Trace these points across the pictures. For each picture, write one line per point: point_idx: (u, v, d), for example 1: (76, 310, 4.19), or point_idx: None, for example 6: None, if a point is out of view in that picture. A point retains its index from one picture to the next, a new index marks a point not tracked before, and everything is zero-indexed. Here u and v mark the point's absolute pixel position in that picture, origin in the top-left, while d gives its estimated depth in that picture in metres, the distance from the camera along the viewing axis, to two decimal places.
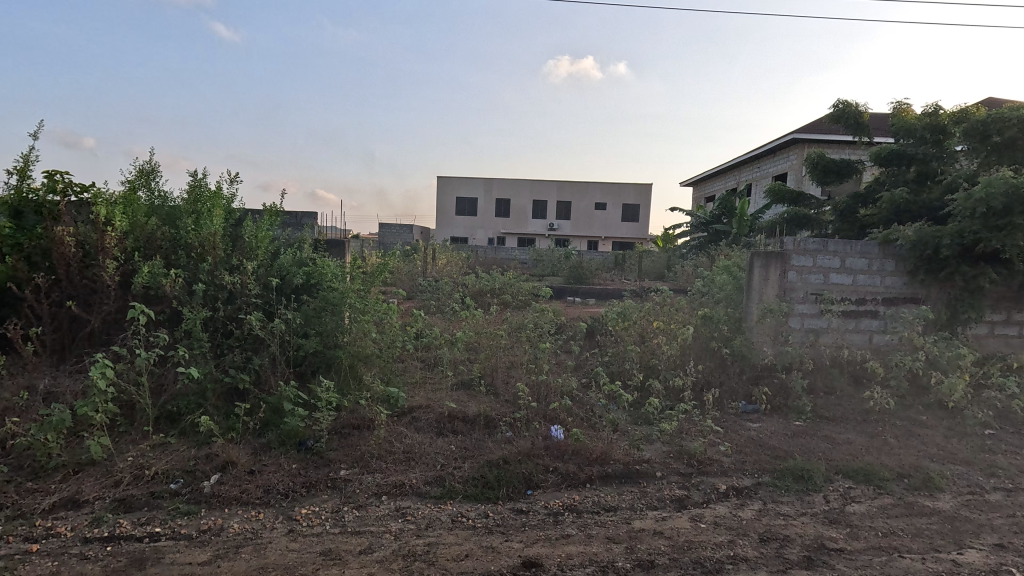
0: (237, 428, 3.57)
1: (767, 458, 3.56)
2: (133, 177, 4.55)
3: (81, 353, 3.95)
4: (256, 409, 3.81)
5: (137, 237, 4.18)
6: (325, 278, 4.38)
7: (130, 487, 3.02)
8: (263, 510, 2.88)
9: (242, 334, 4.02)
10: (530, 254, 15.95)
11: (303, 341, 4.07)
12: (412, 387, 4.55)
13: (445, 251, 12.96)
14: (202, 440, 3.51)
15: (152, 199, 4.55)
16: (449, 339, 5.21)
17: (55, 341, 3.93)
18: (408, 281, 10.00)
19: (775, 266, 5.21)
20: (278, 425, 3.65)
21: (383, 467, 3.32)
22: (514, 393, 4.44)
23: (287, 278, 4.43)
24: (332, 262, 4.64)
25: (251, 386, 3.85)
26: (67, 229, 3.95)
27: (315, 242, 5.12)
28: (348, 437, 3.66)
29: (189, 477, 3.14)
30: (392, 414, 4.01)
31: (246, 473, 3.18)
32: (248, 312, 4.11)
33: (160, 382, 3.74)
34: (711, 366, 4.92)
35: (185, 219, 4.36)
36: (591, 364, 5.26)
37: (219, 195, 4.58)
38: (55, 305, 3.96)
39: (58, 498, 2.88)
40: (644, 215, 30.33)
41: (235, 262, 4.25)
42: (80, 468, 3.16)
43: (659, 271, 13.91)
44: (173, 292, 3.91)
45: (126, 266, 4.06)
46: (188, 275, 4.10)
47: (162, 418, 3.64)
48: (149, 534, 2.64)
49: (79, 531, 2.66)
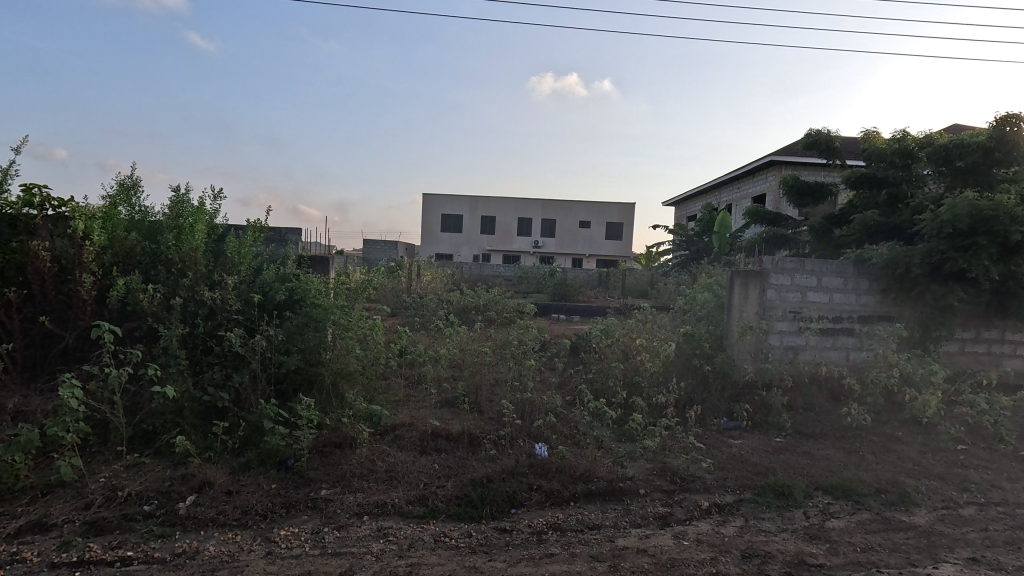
0: (215, 447, 3.51)
1: (748, 474, 3.59)
2: (114, 193, 4.48)
3: (53, 371, 3.85)
4: (235, 428, 3.74)
5: (116, 252, 4.12)
6: (309, 294, 4.42)
7: (102, 509, 2.93)
8: (241, 532, 2.81)
9: (222, 351, 3.96)
10: (515, 271, 16.06)
11: (285, 357, 4.02)
12: (396, 404, 4.50)
13: (430, 267, 12.98)
14: (179, 460, 3.43)
15: (133, 214, 4.48)
16: (433, 356, 5.18)
17: (27, 357, 3.83)
18: (392, 297, 9.98)
19: (755, 285, 5.32)
20: (258, 444, 3.59)
21: (366, 486, 3.28)
22: (499, 410, 4.42)
23: (269, 294, 4.38)
24: (316, 278, 4.63)
25: (231, 405, 3.79)
26: (43, 243, 3.89)
27: (300, 258, 5.10)
28: (330, 456, 3.60)
29: (164, 498, 3.06)
30: (375, 432, 3.96)
31: (224, 494, 3.11)
32: (229, 329, 4.07)
33: (135, 401, 3.65)
34: (693, 383, 4.96)
35: (166, 234, 4.32)
36: (575, 381, 5.27)
37: (203, 211, 4.55)
38: (28, 322, 3.87)
39: (24, 522, 2.78)
40: (627, 234, 30.76)
41: (216, 278, 4.22)
42: (48, 490, 3.06)
43: (642, 288, 14.07)
44: (151, 308, 3.85)
45: (103, 281, 3.99)
46: (167, 290, 4.04)
47: (136, 438, 3.55)
48: (120, 558, 2.56)
49: (46, 556, 2.56)
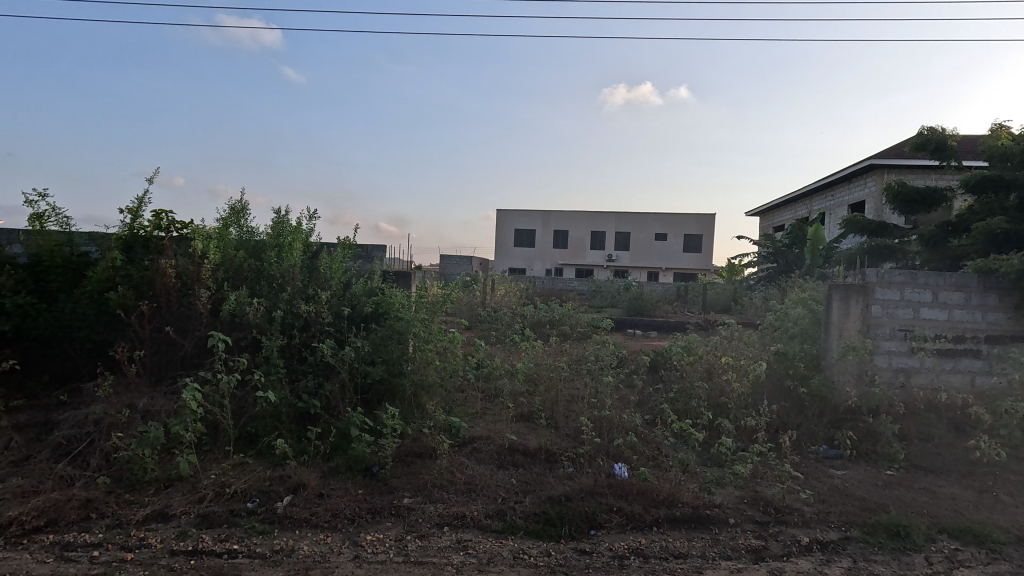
0: (309, 451, 3.74)
1: (855, 510, 3.24)
2: (226, 215, 4.98)
3: (174, 375, 4.30)
4: (326, 433, 3.97)
5: (227, 269, 4.57)
6: (393, 308, 4.63)
7: (213, 503, 3.21)
8: (331, 534, 2.96)
9: (315, 361, 4.25)
10: (589, 285, 15.86)
11: (370, 368, 4.23)
12: (473, 417, 4.57)
13: (504, 282, 13.17)
14: (277, 462, 3.69)
15: (241, 234, 4.95)
16: (509, 370, 5.21)
17: (154, 363, 4.31)
18: (468, 311, 10.20)
19: (857, 300, 4.86)
20: (346, 450, 3.78)
21: (446, 497, 3.33)
22: (576, 428, 4.34)
23: (357, 308, 4.67)
24: (400, 292, 4.87)
25: (323, 412, 4.05)
26: (169, 261, 4.40)
27: (384, 273, 5.37)
28: (412, 466, 3.71)
29: (264, 497, 3.30)
30: (454, 444, 4.03)
31: (316, 497, 3.30)
32: (321, 340, 4.36)
33: (241, 405, 3.98)
34: (787, 406, 4.59)
35: (268, 252, 4.74)
36: (655, 399, 5.06)
37: (300, 230, 4.95)
38: (155, 331, 4.37)
39: (150, 511, 3.12)
40: (707, 246, 29.45)
41: (311, 292, 4.55)
42: (169, 483, 3.41)
43: (725, 303, 13.34)
44: (256, 319, 4.22)
45: (216, 295, 4.43)
46: (269, 303, 4.41)
47: (241, 439, 3.87)
48: (228, 551, 2.78)
49: (167, 543, 2.85)
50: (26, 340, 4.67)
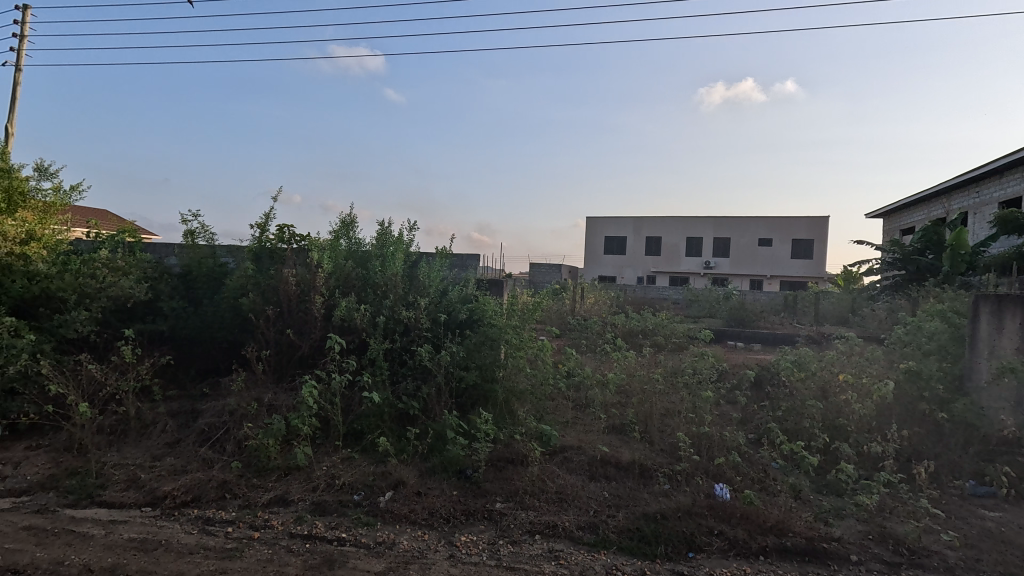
0: (408, 450, 3.95)
1: (1015, 560, 2.76)
2: (338, 228, 5.45)
3: (293, 374, 4.76)
4: (424, 434, 4.17)
5: (338, 277, 4.99)
6: (486, 315, 4.77)
7: (324, 493, 3.49)
8: (428, 531, 3.09)
9: (414, 364, 4.49)
10: (684, 294, 15.16)
11: (464, 373, 4.41)
12: (564, 426, 4.55)
13: (594, 290, 13.01)
14: (380, 458, 3.93)
15: (350, 245, 5.39)
16: (600, 380, 5.12)
17: (277, 362, 4.81)
18: (558, 319, 10.21)
19: (1013, 313, 4.18)
20: (441, 452, 3.94)
21: (537, 505, 3.34)
22: (672, 443, 4.16)
23: (453, 314, 4.87)
24: (493, 300, 5.00)
25: (420, 413, 4.25)
26: (291, 270, 4.90)
27: (478, 281, 5.55)
28: (504, 471, 3.77)
29: (369, 490, 3.53)
30: (545, 452, 4.04)
31: (414, 494, 3.47)
32: (420, 344, 4.60)
33: (349, 403, 4.31)
34: (921, 433, 4.05)
35: (374, 262, 5.10)
36: (760, 417, 4.70)
37: (401, 241, 5.28)
38: (278, 332, 4.87)
39: (273, 495, 3.47)
40: (819, 252, 26.91)
41: (411, 299, 4.82)
42: (289, 471, 3.77)
43: (842, 315, 12.07)
44: (362, 324, 4.56)
45: (329, 301, 4.85)
46: (374, 309, 4.74)
47: (349, 435, 4.18)
48: (337, 538, 3.01)
49: (286, 526, 3.15)
50: (179, 339, 5.44)
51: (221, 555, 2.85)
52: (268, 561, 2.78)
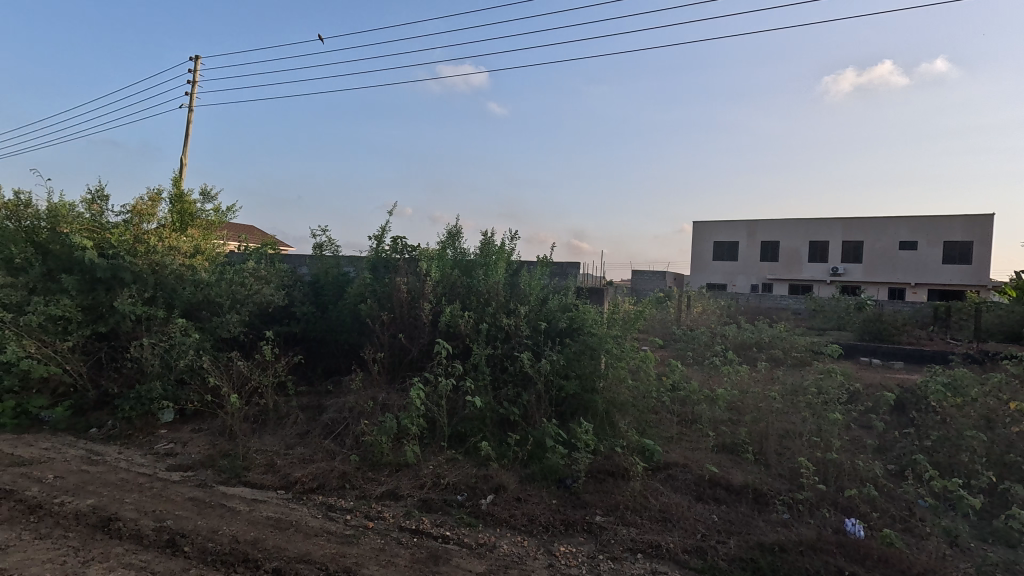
0: (508, 455, 4.02)
1: None
2: (445, 239, 5.75)
3: (404, 376, 5.09)
4: (524, 440, 4.22)
5: (444, 285, 5.26)
6: (586, 324, 4.73)
7: (431, 491, 3.68)
8: (527, 538, 3.12)
9: (515, 371, 4.58)
10: (807, 303, 13.77)
11: (564, 382, 4.42)
12: (669, 441, 4.35)
13: (702, 298, 12.31)
14: (482, 462, 4.05)
15: (456, 255, 5.66)
16: (709, 395, 4.83)
17: (390, 364, 5.18)
18: (662, 328, 9.80)
19: None
20: (541, 459, 3.97)
21: (639, 522, 3.22)
22: (792, 468, 3.79)
23: (553, 322, 4.90)
24: (593, 308, 4.95)
25: (521, 419, 4.32)
26: (403, 279, 5.26)
27: (578, 289, 5.52)
28: (604, 483, 3.69)
29: (471, 492, 3.65)
30: (648, 467, 3.88)
31: (514, 500, 3.52)
32: (520, 351, 4.68)
33: (453, 406, 4.50)
34: None
35: (478, 270, 5.31)
36: (902, 446, 4.11)
37: (503, 250, 5.43)
38: (391, 337, 5.25)
39: (385, 489, 3.73)
40: (980, 255, 22.98)
41: (512, 307, 4.93)
42: (399, 467, 4.02)
43: (1013, 330, 10.17)
44: (466, 330, 4.76)
45: (436, 308, 5.13)
46: (477, 316, 4.92)
47: (453, 437, 4.37)
48: (441, 535, 3.15)
49: (396, 519, 3.36)
50: (308, 340, 6.09)
51: (341, 540, 3.12)
52: (381, 550, 2.99)
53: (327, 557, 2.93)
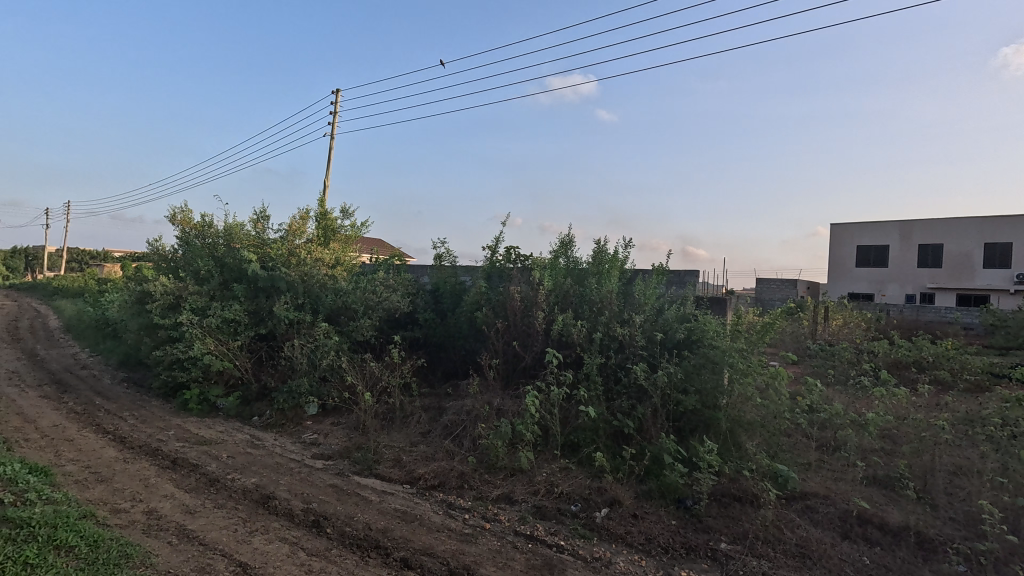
0: (623, 469, 3.92)
1: None
2: (557, 248, 5.80)
3: (518, 383, 5.21)
4: (640, 455, 4.09)
5: (557, 294, 5.29)
6: (707, 335, 4.46)
7: (544, 498, 3.70)
8: (645, 557, 3.00)
9: (629, 383, 4.46)
10: (982, 316, 11.60)
11: (683, 396, 4.20)
12: (805, 468, 3.92)
13: (843, 310, 10.95)
14: (596, 473, 3.99)
15: (568, 264, 5.68)
16: (855, 419, 4.28)
17: (505, 370, 5.33)
18: (793, 342, 8.89)
19: None
20: (658, 477, 3.81)
21: (772, 555, 2.95)
22: (967, 513, 3.21)
23: (670, 333, 4.70)
24: (715, 319, 4.65)
25: (636, 433, 4.19)
26: (516, 288, 5.40)
27: (697, 299, 5.22)
28: (730, 508, 3.43)
29: (585, 503, 3.61)
30: (781, 495, 3.54)
31: (630, 516, 3.42)
32: (635, 362, 4.56)
33: (566, 415, 4.50)
34: None
35: (590, 279, 5.26)
36: None
37: (617, 258, 5.33)
38: (506, 344, 5.40)
39: (501, 492, 3.83)
40: None
41: (626, 316, 4.82)
42: (514, 472, 4.11)
43: None
44: (579, 339, 4.74)
45: (549, 316, 5.18)
46: (590, 325, 4.88)
47: (566, 446, 4.36)
48: (556, 544, 3.16)
49: (512, 523, 3.43)
50: (430, 345, 6.49)
51: (460, 538, 3.26)
52: (498, 552, 3.08)
53: (448, 552, 3.09)
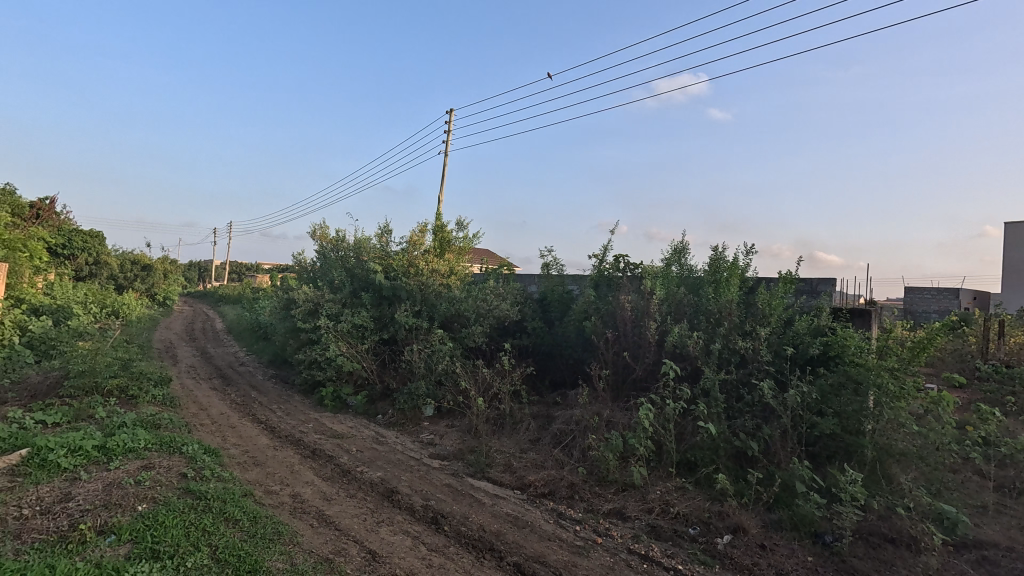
0: (748, 494, 3.63)
1: None
2: (670, 255, 5.58)
3: (629, 395, 5.07)
4: (767, 480, 3.75)
5: (670, 304, 5.07)
6: (847, 352, 3.99)
7: (659, 518, 3.55)
8: None
9: (753, 400, 4.15)
10: None
11: (819, 419, 3.79)
12: (980, 513, 3.32)
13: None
14: (716, 496, 3.74)
15: (682, 272, 5.44)
16: None
17: (615, 381, 5.22)
18: (957, 362, 7.60)
19: None
20: (790, 506, 3.46)
21: None
22: None
23: (801, 348, 4.28)
24: (857, 333, 4.14)
25: (762, 456, 3.86)
26: (627, 296, 5.26)
27: (835, 309, 4.66)
28: (880, 550, 3.02)
29: (705, 527, 3.39)
30: (947, 541, 3.03)
31: (757, 546, 3.15)
32: (760, 378, 4.22)
33: (682, 431, 4.28)
34: None
35: (707, 288, 4.97)
36: None
37: (737, 266, 4.98)
38: (615, 354, 5.29)
39: (613, 507, 3.74)
40: None
41: (749, 328, 4.47)
42: (626, 487, 4.00)
43: None
44: (696, 351, 4.48)
45: (662, 327, 4.98)
46: (707, 337, 4.61)
47: (682, 464, 4.14)
48: (673, 567, 3.00)
49: (625, 540, 3.33)
50: (538, 353, 6.57)
51: (572, 549, 3.23)
52: (611, 568, 3.00)
53: (561, 562, 3.08)
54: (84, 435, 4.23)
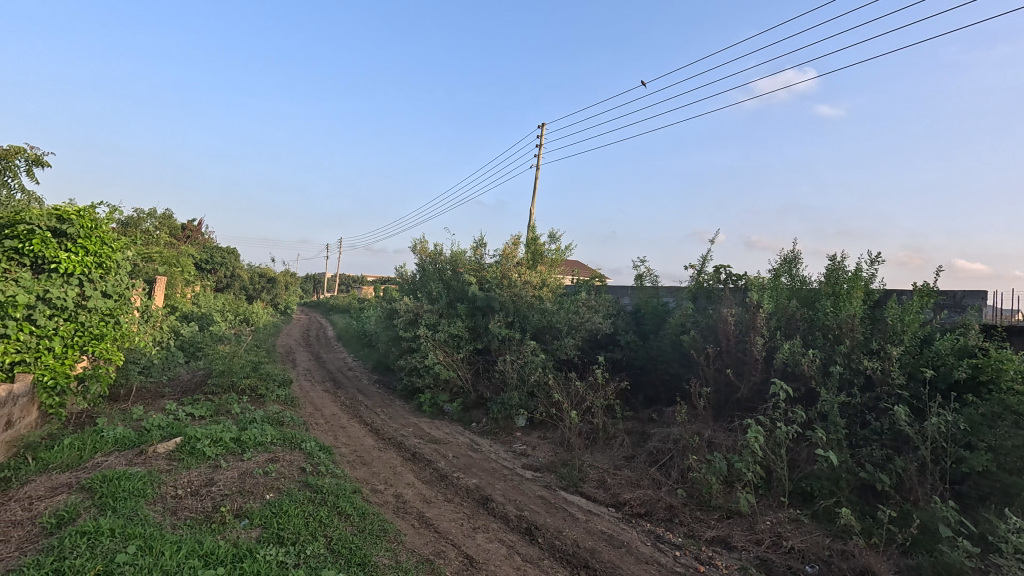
0: (878, 534, 3.24)
1: None
2: (779, 265, 5.17)
3: (733, 415, 4.76)
4: (902, 521, 3.33)
5: (779, 318, 4.69)
6: (1004, 377, 3.42)
7: (770, 551, 3.28)
8: None
9: (881, 428, 3.71)
10: None
11: (968, 453, 3.29)
12: None
13: None
14: (838, 533, 3.38)
15: (794, 283, 5.01)
16: None
17: (717, 400, 4.92)
18: None
19: None
20: (931, 552, 3.04)
21: None
22: None
23: (943, 371, 3.75)
24: (1016, 355, 3.54)
25: (893, 491, 3.44)
26: (730, 309, 4.96)
27: (986, 327, 4.03)
28: None
29: (825, 566, 3.07)
30: None
31: None
32: (890, 404, 3.77)
33: (794, 459, 3.97)
34: None
35: (824, 301, 4.53)
36: None
37: (860, 277, 4.49)
38: (717, 371, 4.99)
39: (716, 534, 3.52)
40: None
41: (875, 347, 4.01)
42: (730, 514, 3.74)
43: None
44: (812, 371, 4.10)
45: (770, 343, 4.62)
46: (824, 355, 4.21)
47: (795, 494, 3.82)
48: None
49: (731, 572, 3.12)
50: (632, 367, 6.39)
51: None
52: None
53: None
54: (223, 427, 4.81)
